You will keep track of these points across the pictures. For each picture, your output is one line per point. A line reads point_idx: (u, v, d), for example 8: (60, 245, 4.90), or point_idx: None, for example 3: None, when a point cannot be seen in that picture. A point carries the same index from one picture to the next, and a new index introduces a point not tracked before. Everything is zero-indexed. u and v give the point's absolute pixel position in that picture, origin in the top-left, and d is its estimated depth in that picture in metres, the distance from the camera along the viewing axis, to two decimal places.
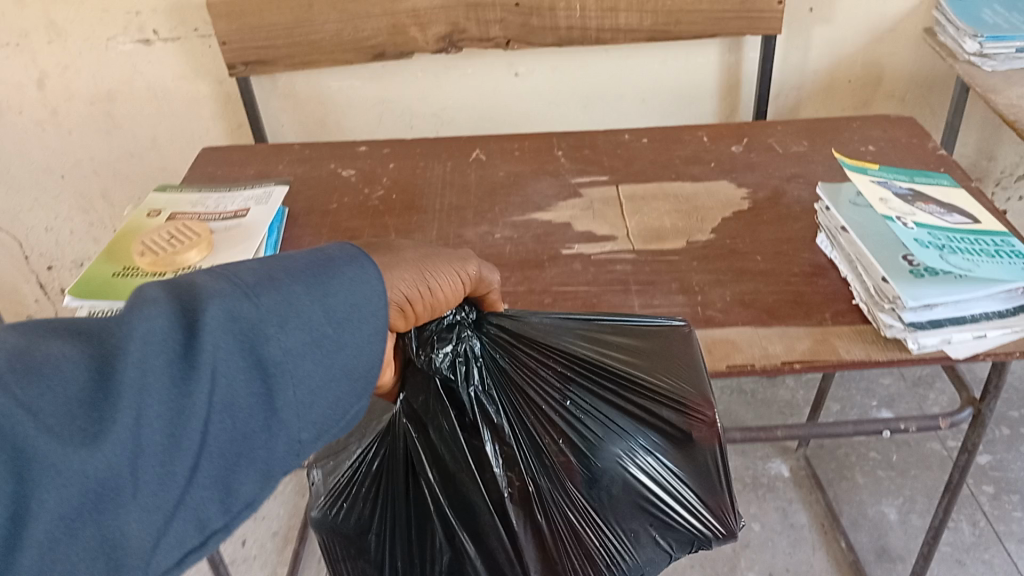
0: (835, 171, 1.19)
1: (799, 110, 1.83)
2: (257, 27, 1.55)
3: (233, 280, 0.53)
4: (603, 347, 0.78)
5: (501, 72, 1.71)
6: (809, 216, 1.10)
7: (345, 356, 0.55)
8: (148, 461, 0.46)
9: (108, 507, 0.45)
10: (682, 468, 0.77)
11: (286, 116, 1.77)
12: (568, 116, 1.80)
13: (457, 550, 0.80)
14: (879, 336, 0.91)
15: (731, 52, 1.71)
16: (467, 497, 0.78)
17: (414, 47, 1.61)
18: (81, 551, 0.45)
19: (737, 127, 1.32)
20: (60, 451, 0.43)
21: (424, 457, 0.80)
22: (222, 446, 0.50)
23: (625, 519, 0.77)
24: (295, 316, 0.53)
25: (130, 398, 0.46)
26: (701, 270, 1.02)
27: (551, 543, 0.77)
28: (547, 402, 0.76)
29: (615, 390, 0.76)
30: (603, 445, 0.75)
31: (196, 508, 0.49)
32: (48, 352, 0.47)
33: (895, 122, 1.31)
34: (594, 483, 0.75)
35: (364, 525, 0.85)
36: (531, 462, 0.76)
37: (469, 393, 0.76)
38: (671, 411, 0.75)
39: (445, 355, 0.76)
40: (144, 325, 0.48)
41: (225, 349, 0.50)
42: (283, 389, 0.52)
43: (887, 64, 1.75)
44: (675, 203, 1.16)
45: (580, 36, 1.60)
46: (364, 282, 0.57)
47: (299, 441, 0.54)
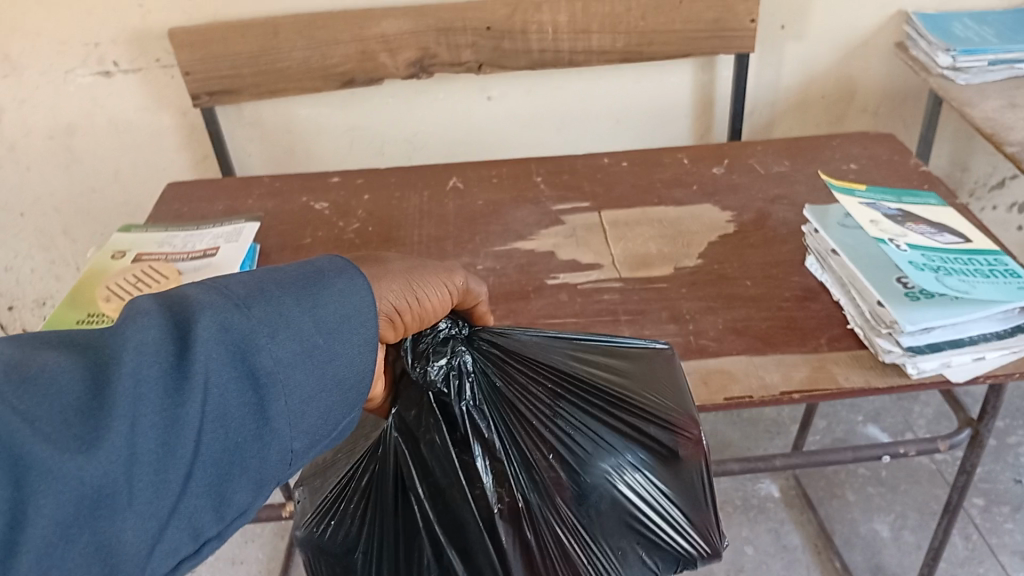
0: (819, 191, 1.18)
1: (774, 126, 1.82)
2: (221, 57, 1.51)
3: (225, 293, 0.55)
4: (588, 364, 0.74)
5: (473, 95, 1.68)
6: (797, 238, 1.08)
7: (334, 367, 0.57)
8: (143, 469, 0.48)
9: (104, 514, 0.46)
10: (671, 487, 0.71)
11: (254, 146, 1.72)
12: (543, 138, 1.77)
13: (443, 572, 0.70)
14: (877, 362, 0.88)
15: (704, 71, 1.70)
16: (456, 513, 0.69)
17: (384, 73, 1.57)
18: (79, 555, 0.46)
19: (717, 147, 1.31)
20: (58, 457, 0.45)
21: (413, 471, 0.72)
22: (215, 453, 0.51)
23: (614, 542, 0.70)
24: (284, 327, 0.55)
25: (126, 405, 0.48)
26: (691, 297, 1.00)
27: (538, 570, 0.68)
28: (534, 417, 0.70)
29: (603, 404, 0.71)
30: (592, 458, 0.69)
31: (191, 515, 0.51)
32: (46, 363, 0.49)
33: (874, 140, 1.30)
34: (584, 500, 0.68)
35: (349, 543, 0.75)
36: (520, 478, 0.68)
37: (462, 406, 0.69)
38: (660, 424, 0.71)
39: (440, 368, 0.70)
40: (140, 338, 0.50)
41: (217, 359, 0.52)
42: (275, 398, 0.54)
43: (859, 79, 1.75)
44: (660, 228, 1.13)
45: (553, 58, 1.58)
46: (354, 294, 0.59)
47: (292, 450, 0.55)
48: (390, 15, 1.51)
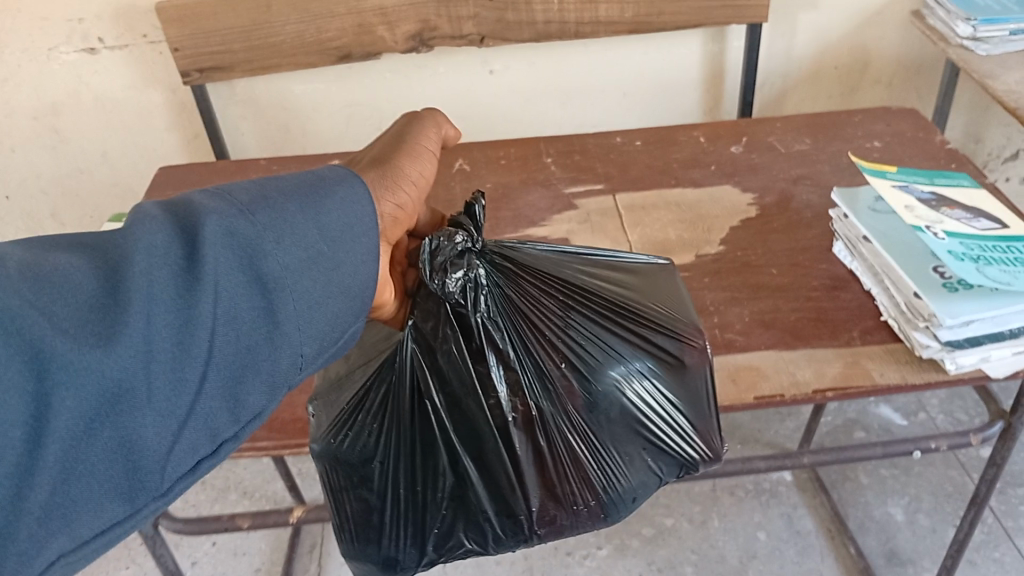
0: (843, 171, 1.13)
1: (785, 99, 1.76)
2: (212, 31, 1.44)
3: (229, 200, 0.54)
4: (592, 278, 0.79)
5: (473, 69, 1.62)
6: (822, 222, 1.04)
7: (337, 276, 0.57)
8: (160, 367, 0.48)
9: (124, 409, 0.47)
10: (677, 394, 0.75)
11: (247, 124, 1.65)
12: (547, 112, 1.71)
13: (461, 477, 0.73)
14: (913, 356, 0.84)
15: (714, 42, 1.64)
16: (473, 421, 0.72)
17: (383, 48, 1.50)
18: (103, 449, 0.47)
19: (733, 125, 1.26)
20: (77, 351, 0.45)
21: (430, 378, 0.72)
22: (228, 356, 0.51)
23: (623, 447, 0.74)
24: (286, 233, 0.55)
25: (141, 304, 0.47)
26: (715, 288, 0.96)
27: (551, 472, 0.73)
28: (548, 327, 0.73)
29: (610, 315, 0.75)
30: (602, 368, 0.72)
31: (206, 416, 0.51)
32: (53, 261, 0.48)
33: (897, 115, 1.25)
34: (595, 407, 0.72)
35: (370, 453, 0.75)
36: (534, 386, 0.71)
37: (477, 317, 0.70)
38: (666, 336, 0.75)
39: (458, 281, 0.68)
40: (148, 239, 0.50)
41: (225, 263, 0.51)
42: (281, 305, 0.54)
43: (873, 49, 1.69)
44: (678, 212, 1.08)
45: (558, 29, 1.51)
46: (354, 203, 0.60)
47: (297, 355, 0.56)
48: None
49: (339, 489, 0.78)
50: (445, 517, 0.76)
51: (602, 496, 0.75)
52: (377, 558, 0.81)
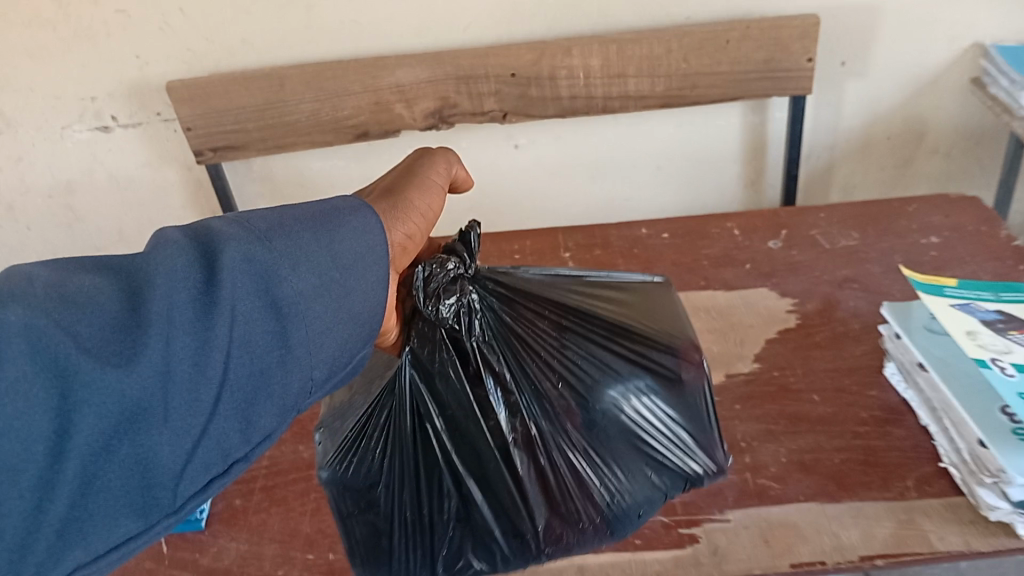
0: (895, 272, 1.01)
1: (833, 171, 1.65)
2: (224, 110, 1.39)
3: (247, 227, 0.54)
4: (589, 299, 0.75)
5: (497, 144, 1.55)
6: (871, 336, 0.92)
7: (351, 301, 0.56)
8: (177, 390, 0.48)
9: (140, 428, 0.47)
10: (679, 411, 0.72)
11: (263, 200, 1.60)
12: (576, 186, 1.62)
13: (466, 498, 0.69)
14: (978, 516, 0.72)
15: (755, 113, 1.53)
16: (472, 444, 0.68)
17: (401, 125, 1.43)
18: (117, 466, 0.47)
19: (772, 215, 1.15)
20: (100, 371, 0.45)
21: (428, 400, 0.69)
22: (240, 378, 0.51)
23: (624, 466, 0.71)
24: (303, 258, 0.54)
25: (160, 327, 0.48)
26: (747, 418, 0.84)
27: (554, 491, 0.69)
28: (542, 348, 0.70)
29: (609, 333, 0.71)
30: (598, 385, 0.69)
31: (219, 437, 0.51)
32: (77, 281, 0.48)
33: (956, 205, 1.12)
34: (591, 425, 0.69)
35: (376, 476, 0.70)
36: (530, 405, 0.69)
37: (473, 342, 0.68)
38: (669, 354, 0.71)
39: (452, 307, 0.67)
40: (168, 260, 0.50)
41: (242, 289, 0.51)
42: (297, 328, 0.53)
43: (929, 118, 1.57)
44: (708, 320, 0.98)
45: (585, 104, 1.43)
46: (367, 232, 0.58)
47: (311, 379, 0.55)
48: (404, 62, 1.38)
49: (345, 516, 0.72)
50: (452, 538, 0.71)
51: (607, 513, 0.71)
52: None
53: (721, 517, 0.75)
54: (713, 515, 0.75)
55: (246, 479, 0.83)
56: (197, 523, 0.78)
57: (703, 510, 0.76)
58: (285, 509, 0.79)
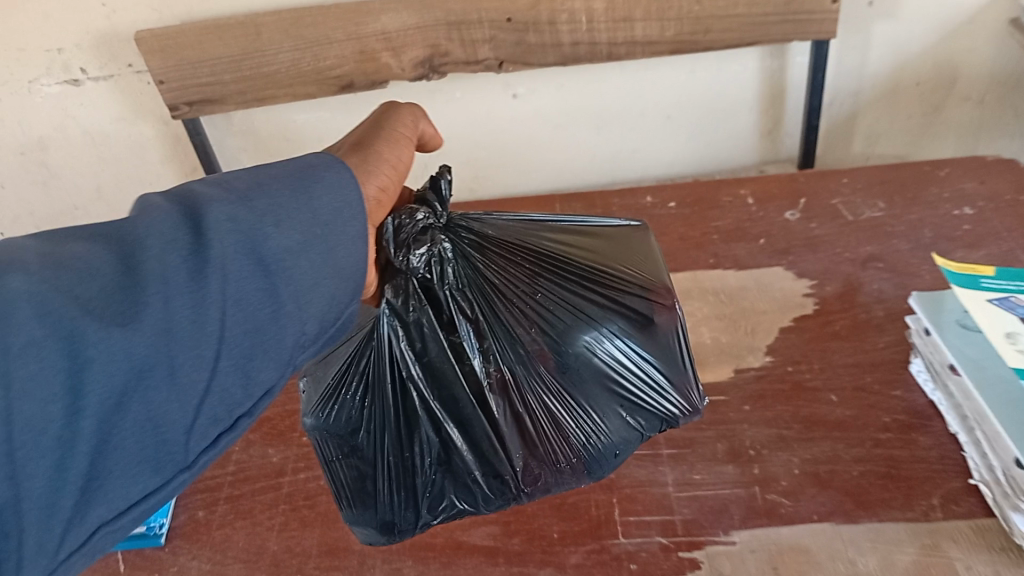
0: (924, 250, 0.92)
1: (856, 119, 1.53)
2: (199, 62, 1.29)
3: (226, 187, 0.50)
4: (561, 244, 0.71)
5: (494, 94, 1.44)
6: (897, 326, 0.84)
7: (339, 256, 0.51)
8: (182, 347, 0.45)
9: (144, 389, 0.44)
10: (655, 354, 0.68)
11: (247, 155, 1.51)
12: (578, 138, 1.52)
13: (445, 443, 0.66)
14: (1010, 543, 0.65)
15: (773, 58, 1.41)
16: (448, 391, 0.65)
17: (389, 75, 1.33)
18: (129, 426, 0.44)
19: (789, 181, 1.05)
20: (102, 329, 0.42)
21: (405, 351, 0.65)
22: (240, 335, 0.48)
23: (600, 410, 0.67)
24: (286, 210, 0.50)
25: (157, 283, 0.44)
26: (757, 421, 0.77)
27: (530, 435, 0.66)
28: (514, 294, 0.66)
29: (582, 277, 0.67)
30: (570, 329, 0.66)
31: (223, 394, 0.47)
32: (63, 249, 0.44)
33: (993, 169, 1.02)
34: (567, 369, 0.65)
35: (356, 422, 0.68)
36: (505, 350, 0.65)
37: (445, 291, 0.64)
38: (641, 301, 0.67)
39: (422, 257, 0.62)
40: (153, 224, 0.46)
41: (234, 244, 0.47)
42: (288, 282, 0.49)
43: (962, 63, 1.44)
44: (716, 304, 0.89)
45: (588, 51, 1.32)
46: (341, 190, 0.52)
47: (305, 335, 0.51)
48: (390, 7, 1.27)
49: (329, 460, 0.69)
50: (434, 482, 0.68)
51: (583, 453, 0.68)
52: (373, 528, 0.70)
53: (726, 539, 0.68)
54: (717, 537, 0.68)
55: (212, 489, 0.78)
56: (156, 539, 0.74)
57: (705, 530, 0.69)
58: (251, 525, 0.74)
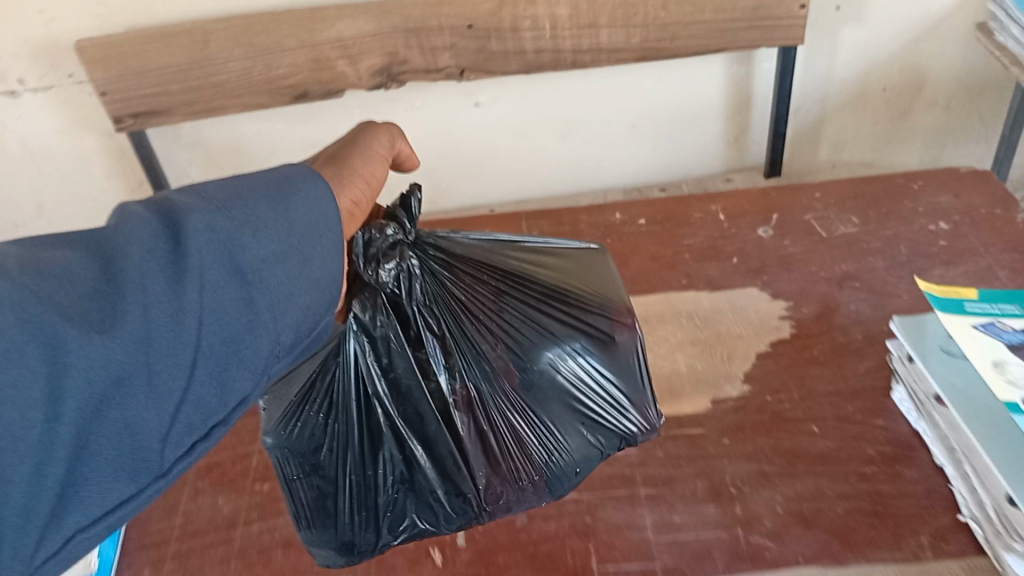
0: (900, 268, 0.90)
1: (823, 125, 1.51)
2: (143, 71, 1.22)
3: (202, 197, 0.48)
4: (525, 262, 0.71)
5: (454, 103, 1.39)
6: (876, 350, 0.81)
7: (313, 268, 0.50)
8: (161, 354, 0.44)
9: (125, 395, 0.42)
10: (615, 372, 0.68)
11: (196, 168, 1.44)
12: (542, 147, 1.48)
13: (409, 460, 0.65)
14: None
15: (740, 64, 1.39)
16: (414, 407, 0.64)
17: (345, 85, 1.27)
18: (110, 432, 0.42)
19: (761, 196, 1.02)
20: (83, 335, 0.41)
21: (371, 366, 0.64)
22: (215, 343, 0.46)
23: (562, 428, 0.67)
24: (264, 221, 0.49)
25: (136, 291, 0.43)
26: (737, 455, 0.74)
27: (494, 451, 0.66)
28: (480, 312, 0.65)
29: (544, 293, 0.68)
30: (534, 347, 0.66)
31: (198, 401, 0.46)
32: (42, 255, 0.43)
33: (966, 182, 1.00)
34: (530, 386, 0.66)
35: (319, 441, 0.65)
36: (470, 368, 0.64)
37: (413, 306, 0.63)
38: (603, 318, 0.68)
39: (392, 272, 0.61)
40: (130, 232, 0.45)
41: (208, 253, 0.46)
42: (265, 293, 0.48)
43: (929, 68, 1.43)
44: (690, 329, 0.86)
45: (552, 59, 1.28)
46: (319, 201, 0.52)
47: (280, 343, 0.49)
48: (346, 13, 1.22)
49: (289, 479, 0.67)
50: (396, 500, 0.67)
51: (545, 471, 0.68)
52: (331, 549, 0.68)
53: None
54: None
55: (158, 546, 0.73)
56: None
57: None
58: None
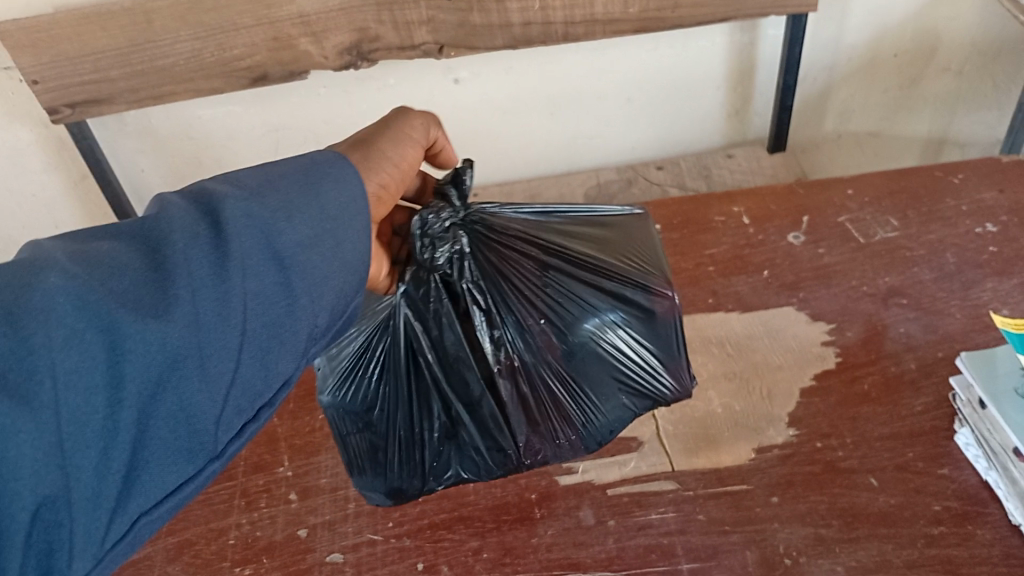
0: (951, 280, 0.80)
1: (829, 96, 1.38)
2: (79, 57, 0.99)
3: (237, 185, 0.47)
4: (569, 233, 0.63)
5: (430, 78, 1.24)
6: (934, 382, 0.72)
7: (345, 250, 0.48)
8: (210, 339, 0.43)
9: (177, 380, 0.42)
10: (652, 341, 0.62)
11: (146, 159, 1.27)
12: (528, 125, 1.34)
13: (454, 421, 0.62)
14: None
15: (743, 33, 1.24)
16: (460, 375, 0.60)
17: (310, 66, 1.04)
18: (165, 415, 0.42)
19: (789, 196, 0.92)
20: (138, 321, 0.40)
21: (421, 337, 0.60)
22: (259, 326, 0.45)
23: (601, 393, 0.62)
24: (297, 204, 0.47)
25: (185, 277, 0.42)
26: (789, 519, 0.65)
27: (535, 415, 0.61)
28: (524, 286, 0.59)
29: (586, 263, 0.61)
30: (575, 317, 0.60)
31: (245, 383, 0.45)
32: (92, 247, 0.42)
33: (1013, 172, 0.91)
34: (574, 355, 0.61)
35: (371, 400, 0.64)
36: (514, 338, 0.59)
37: (465, 284, 0.59)
38: (639, 286, 0.61)
39: (447, 254, 0.58)
40: (173, 219, 0.44)
41: (248, 238, 0.44)
42: (302, 277, 0.46)
43: (945, 31, 1.29)
44: (723, 359, 0.76)
45: (541, 32, 1.05)
46: (346, 184, 0.49)
47: (317, 326, 0.47)
48: None
49: (343, 433, 0.66)
50: (441, 453, 0.63)
51: (582, 431, 0.63)
52: (380, 492, 0.67)
53: None
54: None
55: None
56: None
57: None
58: None
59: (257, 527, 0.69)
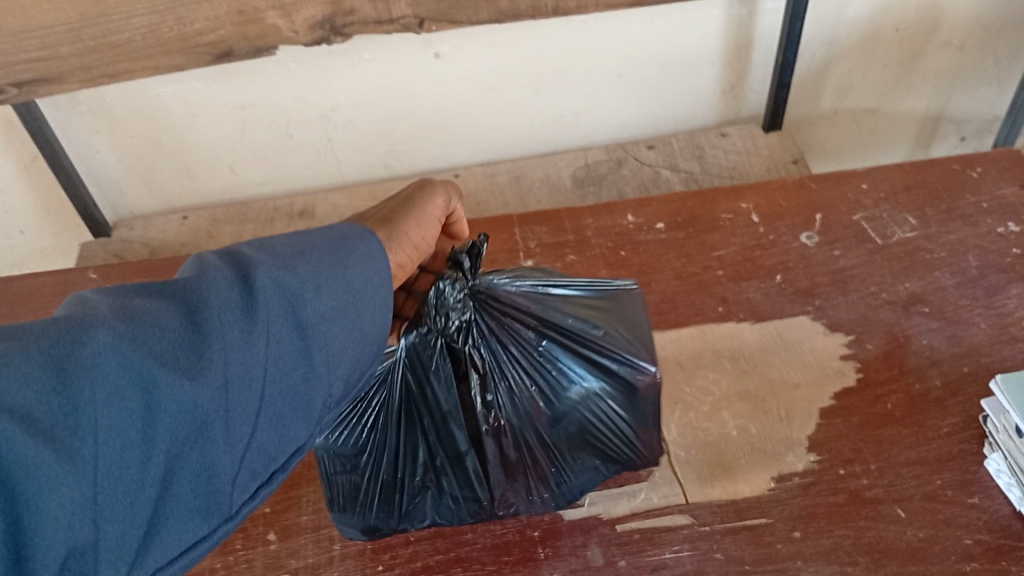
0: (974, 286, 0.75)
1: (828, 71, 1.27)
2: (23, 32, 0.88)
3: (267, 253, 0.44)
4: (568, 296, 0.60)
5: (408, 54, 1.14)
6: (962, 401, 0.67)
7: (366, 321, 0.46)
8: (237, 403, 0.40)
9: (204, 442, 0.38)
10: (632, 415, 0.60)
11: (102, 140, 1.17)
12: (513, 100, 1.23)
13: (438, 469, 0.59)
14: None
15: (741, 4, 1.15)
16: (450, 432, 0.58)
17: (278, 41, 0.94)
18: (187, 475, 0.38)
19: (800, 193, 0.87)
20: (174, 382, 0.37)
21: (420, 391, 0.57)
22: (278, 393, 0.42)
23: (578, 458, 0.61)
24: (325, 277, 0.44)
25: (221, 339, 0.39)
26: (813, 556, 0.59)
27: (512, 472, 0.60)
28: (518, 353, 0.57)
29: (582, 334, 0.58)
30: (563, 385, 0.58)
31: (260, 447, 0.41)
32: (132, 303, 0.39)
33: None
34: (557, 420, 0.59)
35: (363, 445, 0.59)
36: (503, 401, 0.57)
37: (467, 347, 0.56)
38: (626, 360, 0.58)
39: (458, 321, 0.55)
40: (209, 284, 0.41)
41: (275, 306, 0.42)
42: (322, 347, 0.44)
43: (949, 5, 1.19)
44: (736, 376, 0.71)
45: (529, 5, 0.95)
46: (370, 261, 0.47)
47: (331, 396, 0.45)
48: None
49: (328, 472, 0.61)
50: (421, 500, 0.61)
51: (556, 489, 0.62)
52: (356, 527, 0.62)
53: None
54: None
55: None
56: None
57: None
58: None
59: (234, 571, 0.63)
